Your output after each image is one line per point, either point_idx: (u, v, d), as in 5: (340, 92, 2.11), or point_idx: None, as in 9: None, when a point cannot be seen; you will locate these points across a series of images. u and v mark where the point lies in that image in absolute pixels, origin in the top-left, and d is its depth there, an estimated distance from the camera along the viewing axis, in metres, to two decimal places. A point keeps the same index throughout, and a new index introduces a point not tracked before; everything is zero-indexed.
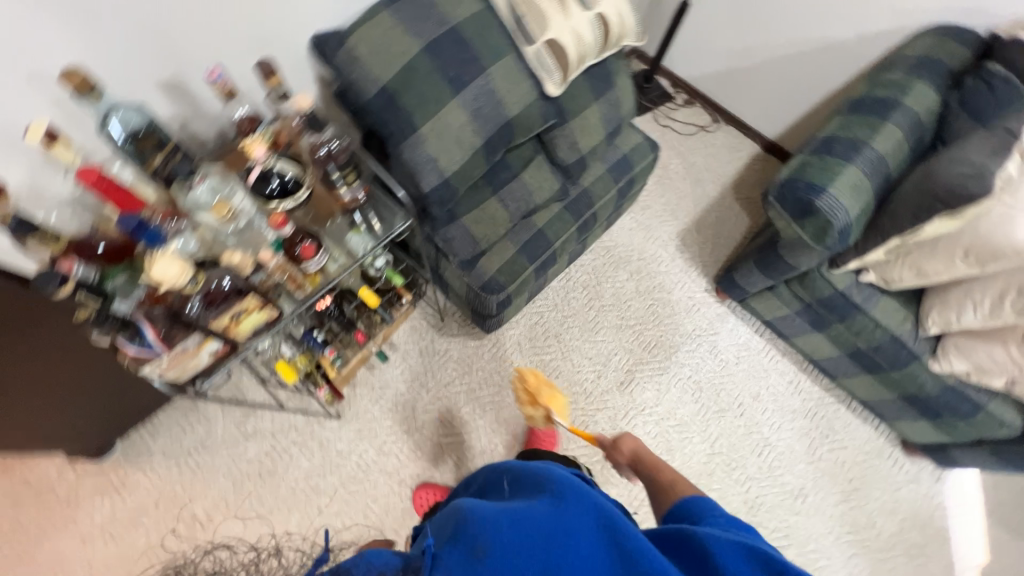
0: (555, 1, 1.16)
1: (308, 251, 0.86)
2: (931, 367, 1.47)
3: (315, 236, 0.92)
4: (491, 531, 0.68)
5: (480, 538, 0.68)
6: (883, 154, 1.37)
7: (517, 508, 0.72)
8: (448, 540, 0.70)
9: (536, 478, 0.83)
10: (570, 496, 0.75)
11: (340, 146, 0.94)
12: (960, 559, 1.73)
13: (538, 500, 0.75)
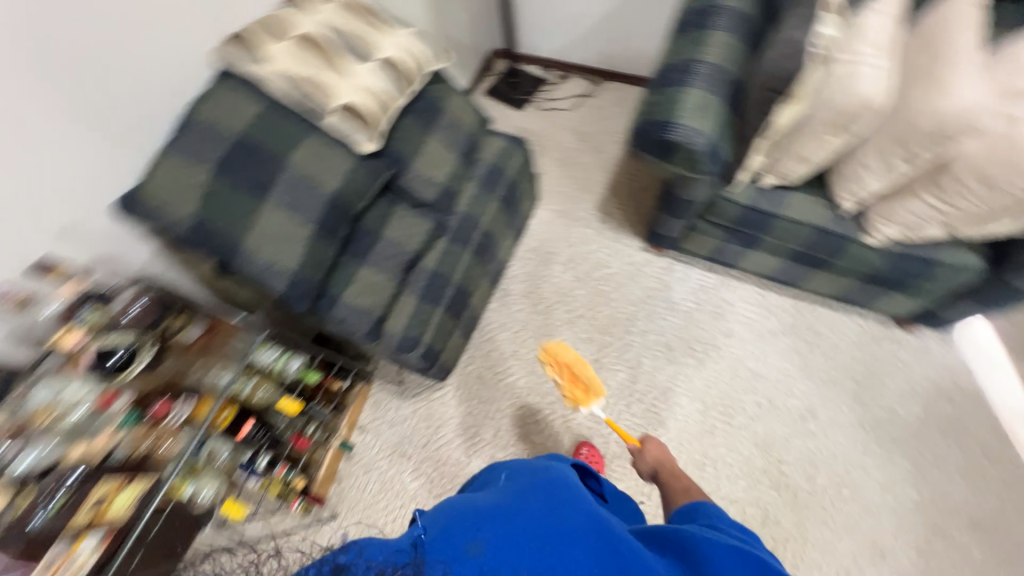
0: (331, 70, 1.18)
1: (162, 408, 1.00)
2: (869, 243, 1.37)
3: (171, 391, 1.04)
4: (489, 530, 0.66)
5: (477, 535, 0.65)
6: (718, 63, 1.31)
7: (516, 506, 0.70)
8: (438, 532, 0.67)
9: (535, 474, 0.81)
10: (571, 496, 0.74)
11: (153, 304, 1.07)
12: (1004, 415, 1.58)
13: (536, 495, 0.73)
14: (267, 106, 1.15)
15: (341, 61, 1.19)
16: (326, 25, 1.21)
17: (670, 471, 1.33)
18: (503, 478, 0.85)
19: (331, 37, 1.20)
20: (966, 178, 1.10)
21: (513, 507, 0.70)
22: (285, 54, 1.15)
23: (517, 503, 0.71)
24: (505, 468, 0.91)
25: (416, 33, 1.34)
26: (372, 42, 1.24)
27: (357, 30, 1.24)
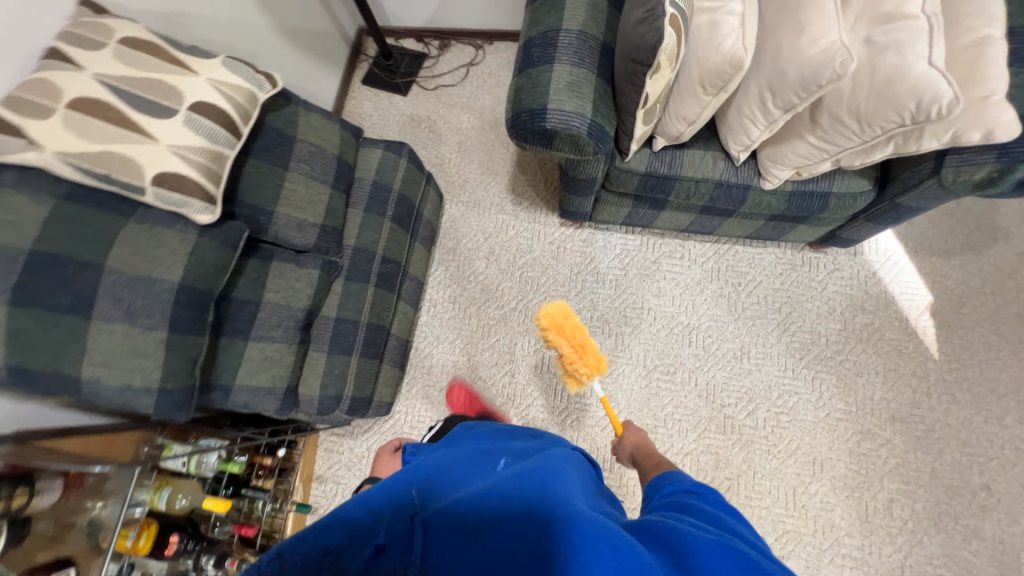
0: (128, 135, 0.96)
1: None
2: (767, 187, 1.35)
3: (40, 565, 0.93)
4: (484, 516, 0.75)
5: (472, 524, 0.75)
6: (581, 27, 1.17)
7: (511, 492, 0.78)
8: (442, 520, 0.78)
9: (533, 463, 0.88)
10: (561, 486, 0.80)
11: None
12: (912, 312, 1.69)
13: (528, 483, 0.80)
14: (59, 199, 0.93)
15: (138, 121, 0.97)
16: (104, 78, 0.97)
17: (648, 453, 1.28)
18: (498, 467, 0.92)
19: (115, 93, 0.97)
20: (845, 117, 1.06)
21: (500, 494, 0.78)
22: (57, 130, 0.92)
23: (514, 490, 0.78)
24: (502, 455, 0.98)
25: (230, 59, 1.11)
26: (173, 87, 1.02)
27: (149, 75, 1.01)
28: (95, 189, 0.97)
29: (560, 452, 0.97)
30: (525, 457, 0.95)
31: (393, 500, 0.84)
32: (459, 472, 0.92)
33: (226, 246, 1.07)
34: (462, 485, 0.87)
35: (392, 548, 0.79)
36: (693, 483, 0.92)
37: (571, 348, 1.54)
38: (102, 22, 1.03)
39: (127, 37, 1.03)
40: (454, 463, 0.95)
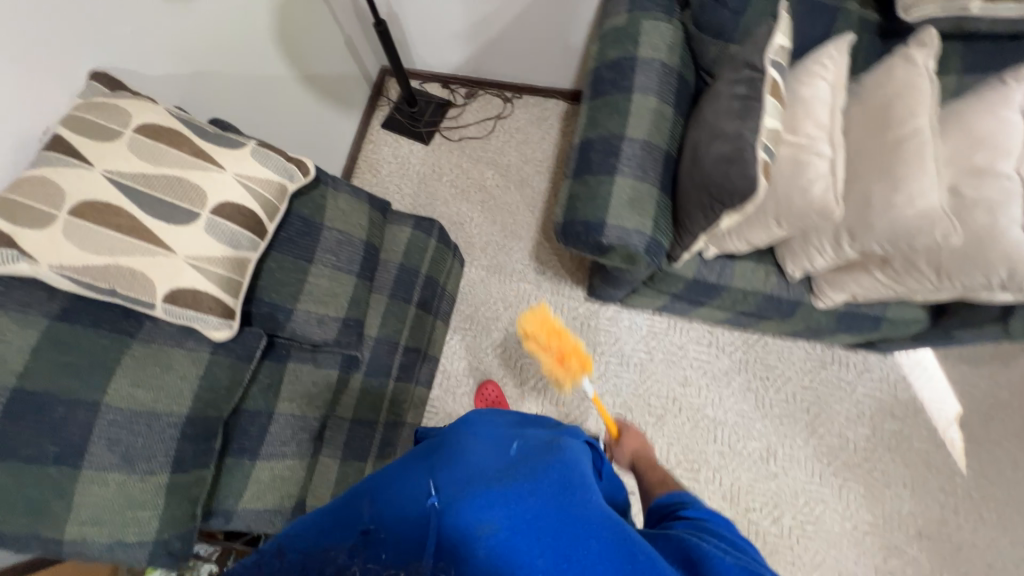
0: (141, 244, 0.83)
1: None
2: (818, 305, 1.29)
3: None
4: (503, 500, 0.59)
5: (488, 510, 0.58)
6: (645, 137, 1.09)
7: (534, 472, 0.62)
8: (457, 493, 0.61)
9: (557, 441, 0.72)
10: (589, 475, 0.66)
11: None
12: (939, 421, 1.66)
13: (553, 462, 0.64)
14: (53, 319, 0.80)
15: (151, 227, 0.84)
16: (115, 175, 0.84)
17: (651, 461, 1.09)
18: (514, 450, 0.70)
19: (128, 194, 0.84)
20: (921, 264, 0.98)
21: (528, 494, 0.60)
22: (57, 240, 0.79)
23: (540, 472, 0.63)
24: (519, 434, 0.75)
25: (260, 147, 0.99)
26: (194, 184, 0.89)
27: (168, 171, 0.88)
28: (96, 303, 0.84)
29: (581, 442, 0.75)
30: (550, 438, 0.72)
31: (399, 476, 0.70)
32: (484, 439, 0.74)
33: (241, 363, 0.94)
34: (473, 466, 0.66)
35: (399, 537, 0.61)
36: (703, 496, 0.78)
37: (549, 358, 1.18)
38: (116, 104, 0.90)
39: (145, 124, 0.90)
40: (460, 432, 0.75)
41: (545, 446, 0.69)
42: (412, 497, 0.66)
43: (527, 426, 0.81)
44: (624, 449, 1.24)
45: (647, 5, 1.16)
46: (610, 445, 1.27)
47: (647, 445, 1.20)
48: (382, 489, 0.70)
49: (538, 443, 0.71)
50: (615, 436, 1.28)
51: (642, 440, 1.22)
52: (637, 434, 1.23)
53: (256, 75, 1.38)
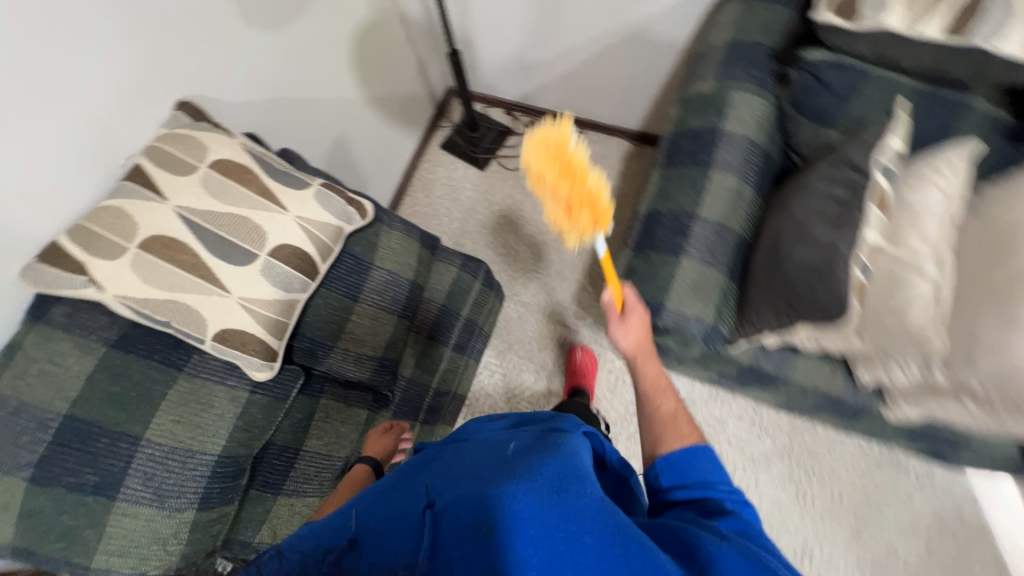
0: (200, 284, 0.84)
1: None
2: (887, 416, 1.16)
3: None
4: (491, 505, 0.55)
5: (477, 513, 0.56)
6: (718, 220, 1.01)
7: (518, 473, 0.58)
8: (449, 505, 0.60)
9: (548, 439, 0.67)
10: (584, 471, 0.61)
11: None
12: (1008, 553, 1.47)
13: (541, 464, 0.60)
14: (110, 346, 0.82)
15: (211, 266, 0.85)
16: (185, 211, 0.85)
17: (659, 389, 0.86)
18: (510, 451, 0.67)
19: (193, 230, 0.85)
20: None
21: (515, 487, 0.56)
22: (123, 272, 0.81)
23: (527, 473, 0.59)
24: (517, 438, 0.72)
25: (323, 188, 0.99)
26: (256, 225, 0.90)
27: (234, 210, 0.89)
28: (150, 333, 0.85)
29: (578, 436, 0.70)
30: (547, 437, 0.69)
31: (399, 499, 0.69)
32: (479, 450, 0.72)
33: (277, 405, 0.94)
34: (470, 474, 0.65)
35: (399, 543, 0.60)
36: (714, 470, 0.71)
37: (563, 199, 0.86)
38: (195, 137, 0.91)
39: (219, 159, 0.91)
40: (455, 456, 0.75)
41: (539, 445, 0.66)
42: (412, 506, 0.65)
43: (527, 424, 0.78)
44: (630, 334, 0.94)
45: (739, 74, 1.08)
46: (606, 320, 0.96)
47: (652, 353, 0.94)
48: (388, 498, 0.71)
49: (533, 442, 0.68)
50: (616, 308, 0.96)
51: (644, 333, 0.95)
52: (644, 336, 0.94)
53: (327, 99, 1.39)
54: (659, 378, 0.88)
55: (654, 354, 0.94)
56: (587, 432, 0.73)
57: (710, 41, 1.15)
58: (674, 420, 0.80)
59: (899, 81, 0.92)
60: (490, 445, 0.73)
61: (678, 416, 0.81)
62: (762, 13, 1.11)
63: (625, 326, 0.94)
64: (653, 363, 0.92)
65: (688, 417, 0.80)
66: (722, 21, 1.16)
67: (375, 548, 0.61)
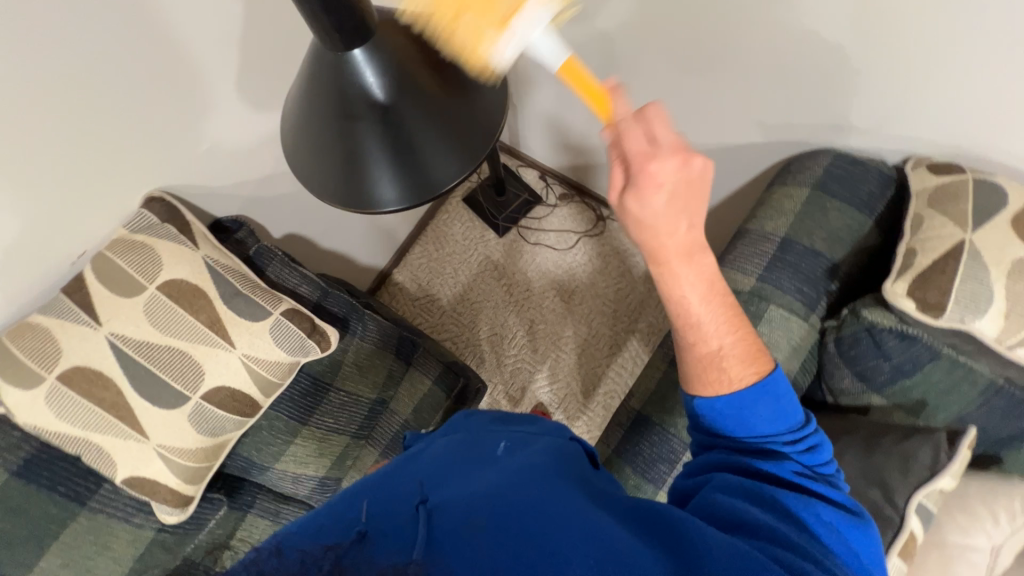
0: (114, 426, 0.77)
1: None
2: None
3: None
4: (507, 513, 0.50)
5: (485, 511, 0.50)
6: None
7: (529, 495, 0.53)
8: (455, 505, 0.51)
9: (539, 454, 0.65)
10: (587, 493, 0.57)
11: None
12: None
13: (544, 483, 0.56)
14: (14, 472, 0.76)
15: (133, 405, 0.78)
16: (118, 341, 0.77)
17: (692, 327, 0.62)
18: (499, 450, 0.67)
19: (122, 365, 0.77)
20: None
21: (537, 490, 0.55)
22: (36, 403, 0.74)
23: (549, 491, 0.55)
24: (503, 436, 0.72)
25: (281, 319, 0.89)
26: (194, 363, 0.81)
27: (174, 343, 0.80)
28: (60, 458, 0.79)
29: (564, 442, 0.71)
30: (529, 441, 0.70)
31: (371, 492, 0.55)
32: (462, 457, 0.66)
33: (183, 542, 0.88)
34: (469, 475, 0.60)
35: (393, 539, 0.45)
36: (774, 421, 0.59)
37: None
38: (150, 247, 0.82)
39: (172, 280, 0.82)
40: (436, 443, 0.72)
41: (530, 458, 0.63)
42: (396, 500, 0.53)
43: (509, 422, 0.78)
44: (642, 209, 0.53)
45: (784, 284, 0.91)
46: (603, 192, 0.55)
47: (702, 246, 0.58)
48: (375, 489, 0.57)
49: (519, 443, 0.70)
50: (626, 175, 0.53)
51: (677, 220, 0.54)
52: (677, 218, 0.53)
53: None
54: (695, 314, 0.61)
55: (718, 288, 0.61)
56: (578, 442, 0.75)
57: (763, 221, 0.97)
58: (717, 368, 0.62)
59: (974, 368, 0.73)
60: (467, 450, 0.68)
61: (721, 361, 0.62)
62: (831, 214, 0.93)
63: (642, 197, 0.52)
64: (679, 241, 0.56)
65: (741, 356, 0.61)
66: (780, 202, 0.97)
67: (386, 545, 0.43)
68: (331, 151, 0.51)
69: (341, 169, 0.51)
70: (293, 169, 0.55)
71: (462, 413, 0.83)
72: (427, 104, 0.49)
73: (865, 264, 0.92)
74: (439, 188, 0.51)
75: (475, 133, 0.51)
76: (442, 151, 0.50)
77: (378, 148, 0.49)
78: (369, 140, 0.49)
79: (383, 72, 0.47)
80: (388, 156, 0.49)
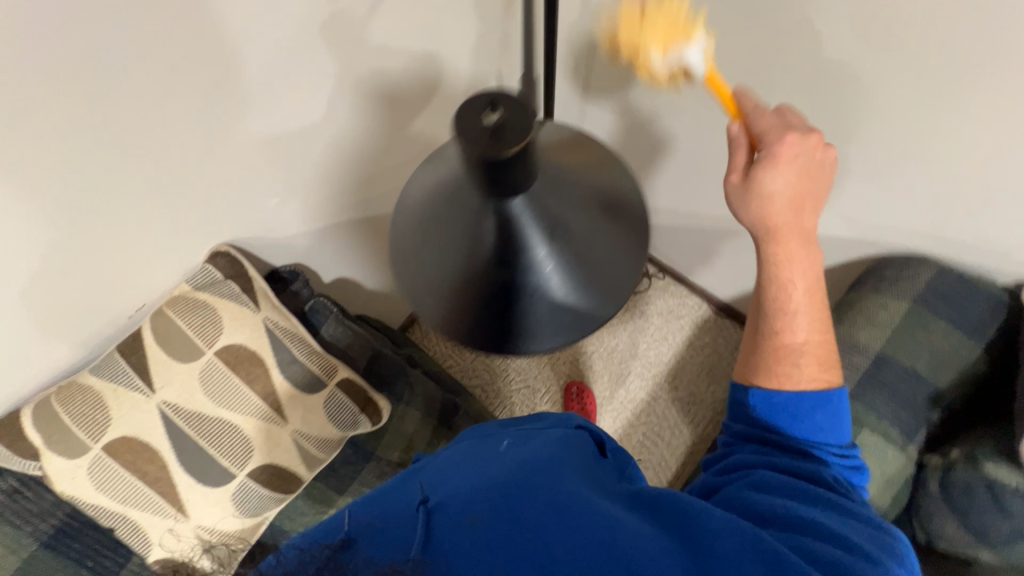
0: (153, 502, 0.71)
1: None
2: None
3: None
4: (507, 505, 0.45)
5: (480, 503, 0.45)
6: None
7: (531, 486, 0.47)
8: (456, 502, 0.46)
9: (546, 445, 0.57)
10: (593, 487, 0.50)
11: None
12: None
13: (544, 472, 0.50)
14: (42, 543, 0.71)
15: (177, 481, 0.72)
16: (170, 411, 0.72)
17: (784, 315, 0.54)
18: (501, 445, 0.59)
19: (172, 438, 0.72)
20: None
21: (540, 484, 0.48)
22: (77, 474, 0.69)
23: (557, 483, 0.48)
24: (508, 434, 0.64)
25: (336, 392, 0.84)
26: (245, 436, 0.76)
27: (225, 414, 0.75)
28: (92, 527, 0.74)
29: (565, 433, 0.60)
30: (534, 434, 0.62)
31: (376, 502, 0.52)
32: (470, 456, 0.58)
33: None
34: (464, 472, 0.53)
35: (391, 541, 0.42)
36: (829, 427, 0.56)
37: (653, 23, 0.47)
38: (212, 308, 0.77)
39: (231, 345, 0.78)
40: (444, 449, 0.65)
41: (538, 449, 0.56)
42: (402, 502, 0.49)
43: (516, 424, 0.69)
44: (773, 179, 0.48)
45: (879, 406, 0.83)
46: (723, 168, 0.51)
47: (812, 236, 0.52)
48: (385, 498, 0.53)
49: (523, 437, 0.61)
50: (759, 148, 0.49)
51: (793, 198, 0.49)
52: (789, 201, 0.49)
53: None
54: (793, 302, 0.53)
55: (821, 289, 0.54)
56: (586, 425, 0.66)
57: (853, 331, 0.90)
58: (793, 361, 0.56)
59: None
60: (471, 449, 0.61)
61: (799, 359, 0.56)
62: (934, 337, 0.85)
63: (775, 165, 0.48)
64: (792, 214, 0.49)
65: (821, 358, 0.56)
66: (876, 314, 0.89)
67: (379, 549, 0.40)
68: (449, 261, 0.42)
69: (481, 313, 0.43)
70: (390, 253, 0.48)
71: (489, 424, 0.72)
72: (564, 262, 0.42)
73: (968, 393, 0.85)
74: (544, 347, 0.43)
75: (610, 268, 0.44)
76: (546, 311, 0.43)
77: (513, 297, 0.42)
78: (499, 276, 0.42)
79: (523, 227, 0.41)
80: (506, 301, 0.42)
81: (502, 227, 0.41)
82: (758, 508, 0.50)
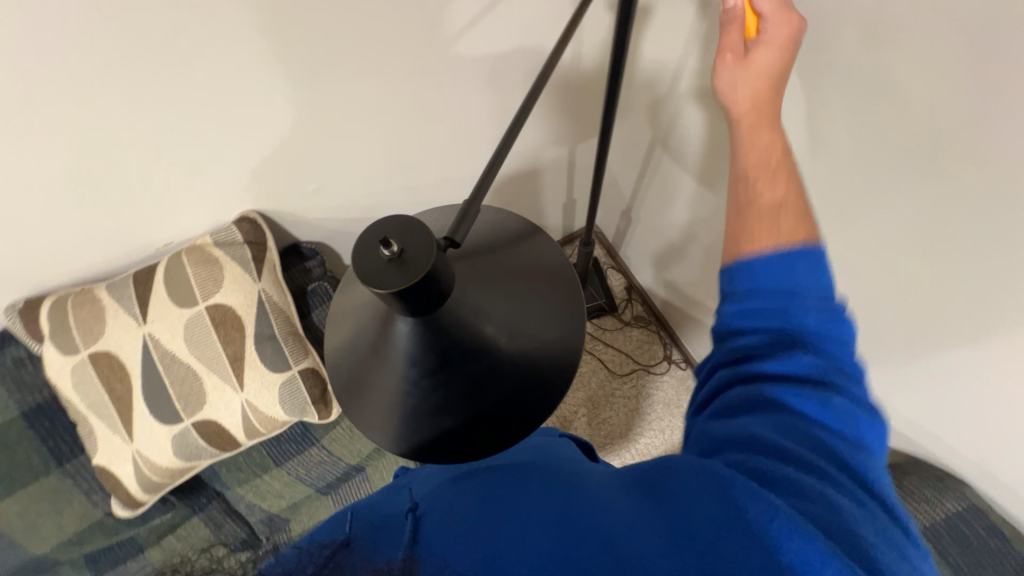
0: (113, 414, 0.81)
1: None
2: None
3: None
4: (497, 494, 0.43)
5: (469, 499, 0.43)
6: None
7: (515, 477, 0.46)
8: (448, 501, 0.44)
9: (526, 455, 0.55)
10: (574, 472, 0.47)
11: None
12: None
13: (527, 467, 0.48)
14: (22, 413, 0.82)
15: (137, 405, 0.81)
16: (152, 344, 0.81)
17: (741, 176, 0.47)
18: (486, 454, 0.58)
19: (144, 367, 0.80)
20: None
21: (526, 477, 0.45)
22: (64, 369, 0.79)
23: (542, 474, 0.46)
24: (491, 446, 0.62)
25: (296, 376, 0.87)
26: (202, 390, 0.83)
27: (195, 364, 0.82)
28: (64, 414, 0.84)
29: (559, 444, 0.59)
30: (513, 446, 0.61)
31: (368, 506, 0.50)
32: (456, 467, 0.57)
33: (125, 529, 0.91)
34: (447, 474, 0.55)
35: (385, 538, 0.40)
36: (818, 296, 0.41)
37: None
38: (218, 265, 0.83)
39: (221, 305, 0.83)
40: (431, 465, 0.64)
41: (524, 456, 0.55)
42: (390, 508, 0.48)
43: None
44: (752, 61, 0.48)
45: None
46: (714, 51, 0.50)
47: (778, 99, 0.49)
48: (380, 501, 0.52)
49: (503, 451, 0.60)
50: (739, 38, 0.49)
51: (766, 80, 0.48)
52: (761, 78, 0.48)
53: None
54: (750, 159, 0.47)
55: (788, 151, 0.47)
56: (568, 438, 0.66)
57: None
58: (766, 216, 0.45)
59: None
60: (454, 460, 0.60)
61: (776, 211, 0.45)
62: None
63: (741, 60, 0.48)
64: (752, 84, 0.48)
65: (801, 210, 0.44)
66: None
67: (374, 545, 0.38)
68: (357, 340, 0.43)
69: (366, 404, 0.42)
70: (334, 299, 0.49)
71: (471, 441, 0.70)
72: (449, 390, 0.39)
73: None
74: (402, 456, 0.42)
75: (492, 414, 0.40)
76: (411, 428, 0.41)
77: (391, 398, 0.41)
78: (387, 373, 0.40)
79: (424, 344, 0.39)
80: (384, 402, 0.41)
81: (398, 333, 0.39)
82: (726, 442, 0.41)
